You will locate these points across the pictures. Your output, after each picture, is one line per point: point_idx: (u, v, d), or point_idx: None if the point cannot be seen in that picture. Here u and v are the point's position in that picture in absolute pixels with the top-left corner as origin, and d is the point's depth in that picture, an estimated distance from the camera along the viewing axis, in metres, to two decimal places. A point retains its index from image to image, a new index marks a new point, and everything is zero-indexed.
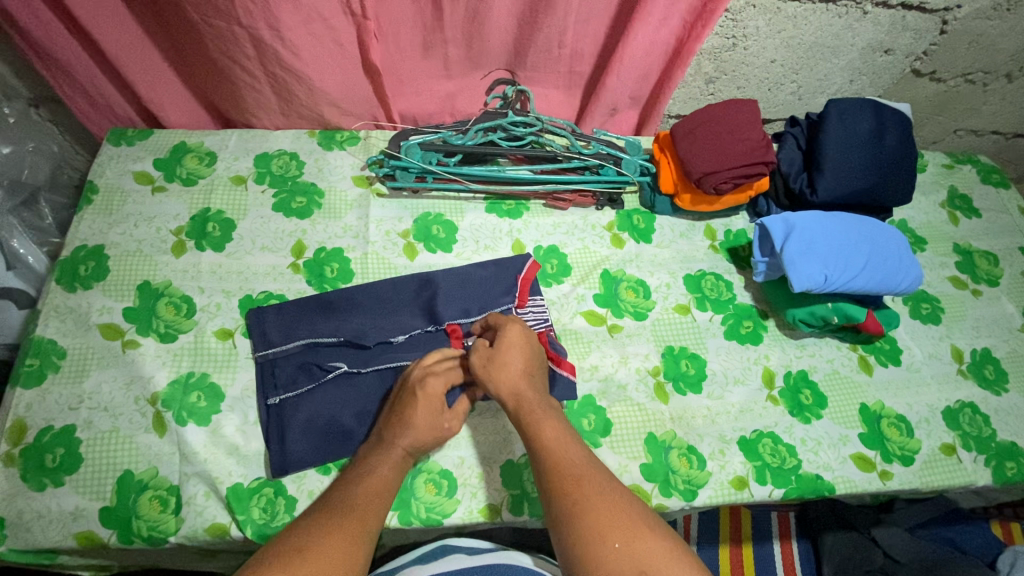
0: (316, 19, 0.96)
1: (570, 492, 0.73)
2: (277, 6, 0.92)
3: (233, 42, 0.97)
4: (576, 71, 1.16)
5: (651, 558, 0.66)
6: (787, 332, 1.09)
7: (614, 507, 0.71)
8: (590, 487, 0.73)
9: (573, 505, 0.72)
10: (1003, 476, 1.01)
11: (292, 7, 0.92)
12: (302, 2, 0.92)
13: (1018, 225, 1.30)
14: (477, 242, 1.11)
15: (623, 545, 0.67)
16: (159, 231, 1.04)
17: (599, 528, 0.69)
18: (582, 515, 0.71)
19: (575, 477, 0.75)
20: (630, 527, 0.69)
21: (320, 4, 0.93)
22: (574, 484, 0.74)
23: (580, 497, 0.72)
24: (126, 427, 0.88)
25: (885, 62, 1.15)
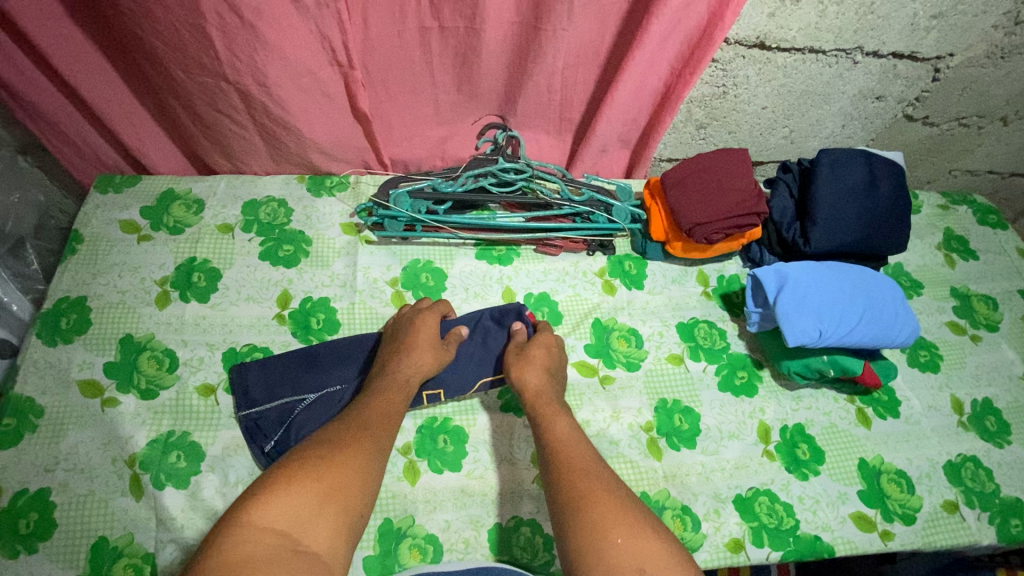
0: (302, 71, 0.95)
1: (579, 482, 0.74)
2: (265, 62, 0.92)
3: (220, 96, 0.98)
4: (567, 117, 1.16)
5: (652, 558, 0.64)
6: (783, 383, 1.06)
7: (619, 502, 0.71)
8: (597, 480, 0.74)
9: (578, 498, 0.72)
10: (1007, 534, 0.98)
11: (278, 61, 0.92)
12: (289, 57, 0.93)
13: (1016, 268, 1.28)
14: (467, 291, 1.10)
15: (625, 541, 0.66)
16: (143, 282, 1.03)
17: (602, 522, 0.68)
18: (587, 508, 0.70)
19: (585, 471, 0.75)
20: (634, 523, 0.68)
21: (307, 58, 0.94)
22: (582, 476, 0.75)
23: (588, 488, 0.73)
24: (103, 490, 0.86)
25: (877, 108, 1.15)
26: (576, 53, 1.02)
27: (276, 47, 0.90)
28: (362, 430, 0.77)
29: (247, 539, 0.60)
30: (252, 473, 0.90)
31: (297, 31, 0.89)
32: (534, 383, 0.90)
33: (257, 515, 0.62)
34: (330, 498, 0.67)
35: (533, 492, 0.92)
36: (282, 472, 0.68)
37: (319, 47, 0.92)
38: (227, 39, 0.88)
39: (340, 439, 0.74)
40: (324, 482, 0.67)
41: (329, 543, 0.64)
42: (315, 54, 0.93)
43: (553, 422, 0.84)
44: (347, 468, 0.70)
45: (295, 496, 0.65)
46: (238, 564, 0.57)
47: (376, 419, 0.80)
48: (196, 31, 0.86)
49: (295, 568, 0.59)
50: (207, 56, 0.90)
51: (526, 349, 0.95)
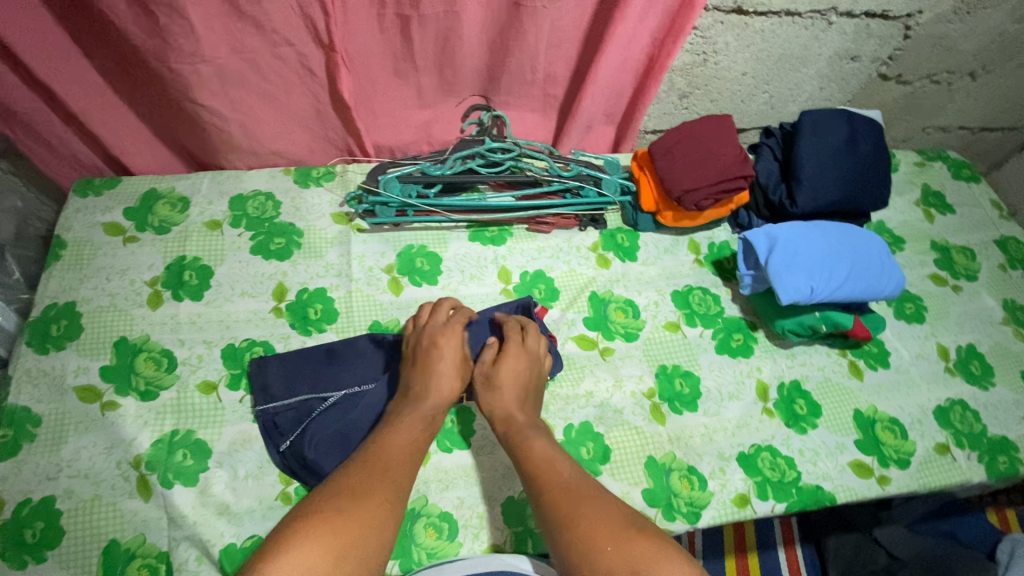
0: (280, 40, 0.94)
1: (562, 505, 0.73)
2: (240, 32, 0.92)
3: (199, 81, 0.96)
4: (551, 94, 1.16)
5: (644, 560, 0.63)
6: (777, 342, 1.09)
7: (603, 512, 0.71)
8: (579, 498, 0.73)
9: (562, 514, 0.71)
10: (997, 471, 1.02)
11: (255, 29, 0.92)
12: (266, 27, 0.92)
13: (991, 218, 1.33)
14: (462, 273, 1.10)
15: (614, 548, 0.65)
16: (133, 283, 1.01)
17: (589, 534, 0.68)
18: (573, 525, 0.69)
19: (564, 489, 0.75)
20: (622, 530, 0.68)
21: (287, 31, 0.93)
22: (564, 494, 0.74)
23: (569, 506, 0.72)
24: (110, 494, 0.85)
25: (852, 68, 1.17)
26: (559, 28, 1.01)
27: (251, 15, 0.89)
28: (381, 478, 0.73)
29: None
30: (261, 466, 0.89)
31: (275, 7, 0.88)
32: (505, 411, 0.87)
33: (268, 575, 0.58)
34: (346, 559, 0.62)
35: None
36: (295, 526, 0.64)
37: (299, 23, 0.92)
38: (202, 13, 0.87)
39: (357, 487, 0.71)
40: (341, 539, 0.64)
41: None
42: (296, 28, 0.92)
43: (530, 446, 0.83)
44: (366, 523, 0.67)
45: (311, 558, 0.61)
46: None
47: (396, 464, 0.77)
48: (172, 13, 0.84)
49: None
50: (184, 39, 0.88)
51: (492, 374, 0.90)
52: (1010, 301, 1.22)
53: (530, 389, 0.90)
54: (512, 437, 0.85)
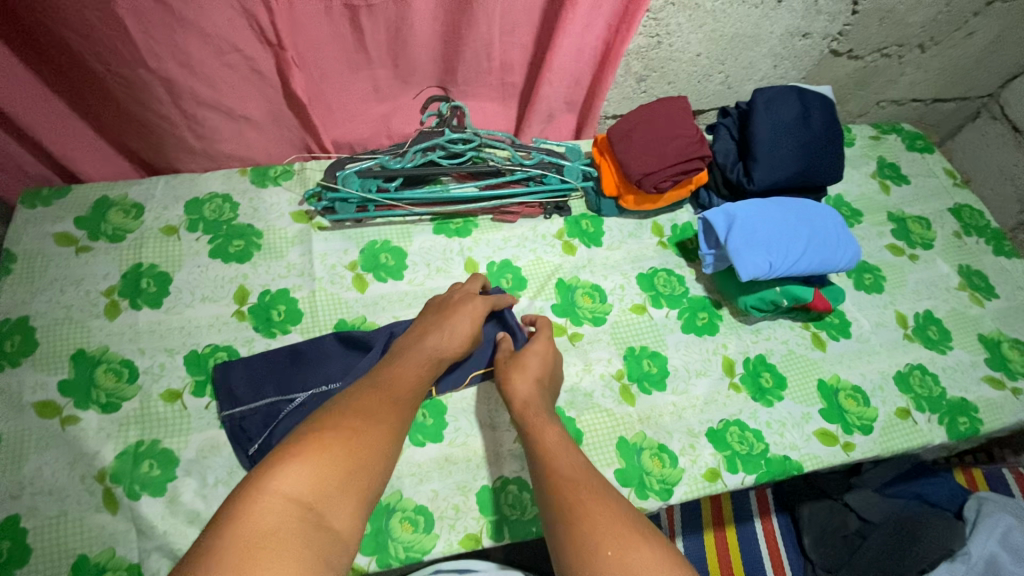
0: (227, 47, 0.93)
1: (569, 496, 0.71)
2: (185, 44, 0.90)
3: (142, 84, 0.94)
4: (508, 82, 1.15)
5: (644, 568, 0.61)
6: (741, 319, 1.11)
7: (610, 510, 0.69)
8: (585, 490, 0.72)
9: (570, 509, 0.70)
10: (957, 431, 1.05)
11: (199, 38, 0.90)
12: (210, 37, 0.90)
13: (945, 187, 1.37)
14: (428, 266, 1.10)
15: (616, 552, 0.63)
16: (88, 294, 0.98)
17: (593, 534, 0.66)
18: (578, 520, 0.68)
19: (574, 482, 0.73)
20: (626, 532, 0.65)
21: (231, 35, 0.91)
22: (572, 487, 0.72)
23: (577, 500, 0.71)
24: (75, 509, 0.83)
25: (804, 45, 1.19)
26: (511, 14, 1.01)
27: (193, 23, 0.87)
28: (390, 409, 0.75)
29: (265, 506, 0.57)
30: (230, 472, 0.88)
31: (216, 9, 0.87)
32: (524, 394, 0.88)
33: (282, 483, 0.60)
34: (355, 477, 0.64)
35: (516, 452, 0.94)
36: (310, 441, 0.65)
37: (244, 24, 0.90)
38: (142, 22, 0.85)
39: (368, 412, 0.72)
40: (352, 459, 0.65)
41: (349, 522, 0.61)
42: (240, 30, 0.91)
43: (545, 432, 0.83)
44: (375, 446, 0.68)
45: (321, 471, 0.62)
46: (263, 535, 0.55)
47: (404, 399, 0.78)
48: (107, 17, 0.83)
49: (316, 543, 0.57)
50: (122, 43, 0.86)
51: (520, 359, 0.93)
52: (964, 266, 1.26)
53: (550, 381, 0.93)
54: (527, 420, 0.85)
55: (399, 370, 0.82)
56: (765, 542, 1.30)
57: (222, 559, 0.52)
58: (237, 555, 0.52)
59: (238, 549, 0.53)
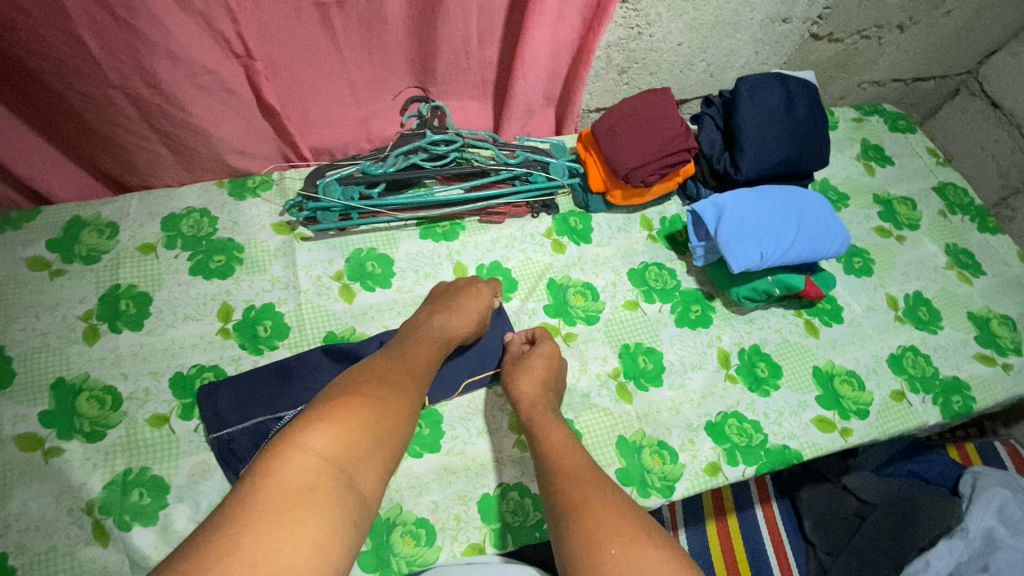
0: (198, 70, 0.90)
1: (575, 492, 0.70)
2: (150, 61, 0.86)
3: (108, 102, 0.91)
4: (488, 80, 1.13)
5: (647, 566, 0.61)
6: (734, 310, 1.11)
7: (615, 507, 0.68)
8: (591, 488, 0.71)
9: (575, 506, 0.69)
10: (951, 410, 1.06)
11: (167, 60, 0.87)
12: (178, 58, 0.87)
13: (928, 167, 1.37)
14: (416, 272, 1.07)
15: (619, 551, 0.62)
16: (64, 320, 0.94)
17: (597, 530, 0.65)
18: (583, 515, 0.67)
19: (581, 478, 0.73)
20: (630, 528, 0.65)
21: (199, 53, 0.88)
22: (579, 483, 0.72)
23: (583, 495, 0.70)
24: (64, 544, 0.80)
25: (785, 30, 1.18)
26: (487, 10, 0.98)
27: (159, 45, 0.84)
28: (410, 377, 0.75)
29: (299, 463, 0.58)
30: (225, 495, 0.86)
31: (182, 27, 0.84)
32: (532, 395, 0.88)
33: (315, 441, 0.60)
34: (382, 441, 0.65)
35: (515, 457, 0.93)
36: (341, 402, 0.65)
37: (210, 39, 0.87)
38: (103, 42, 0.82)
39: (392, 379, 0.72)
40: (380, 424, 0.66)
41: (375, 484, 0.62)
42: (207, 46, 0.88)
43: (552, 430, 0.83)
44: (399, 412, 0.69)
45: (350, 432, 0.62)
46: (298, 492, 0.56)
47: (421, 369, 0.78)
48: (66, 36, 0.79)
49: (345, 502, 0.58)
50: (83, 61, 0.83)
51: (526, 357, 0.92)
52: (951, 245, 1.26)
53: (557, 380, 0.92)
54: (535, 421, 0.85)
55: (414, 345, 0.82)
56: (767, 529, 1.31)
57: (257, 514, 0.53)
58: (272, 508, 0.54)
59: (276, 503, 0.54)
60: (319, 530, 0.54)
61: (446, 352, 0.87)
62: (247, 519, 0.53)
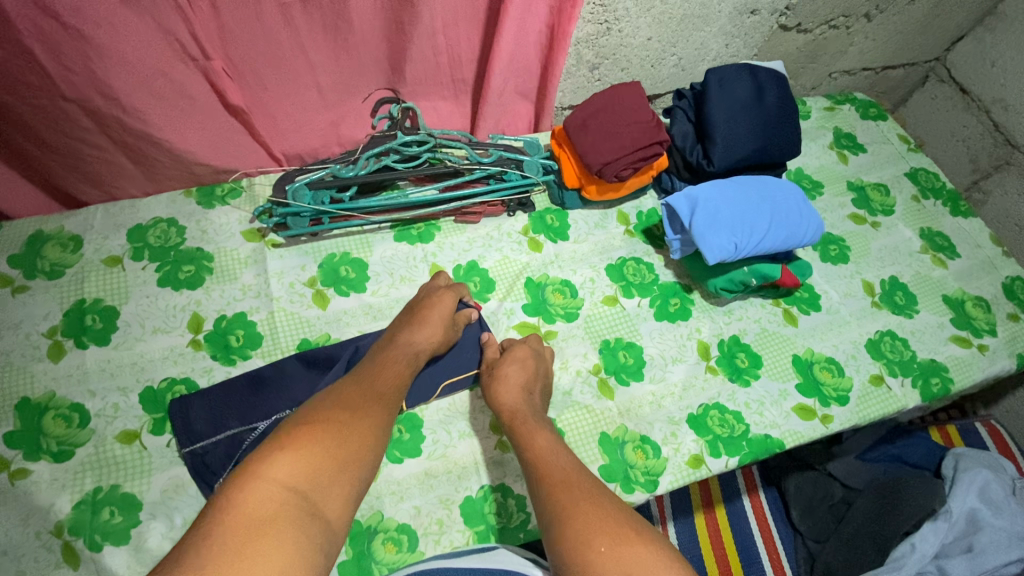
0: (149, 70, 0.87)
1: (561, 491, 0.71)
2: (106, 71, 0.85)
3: (62, 114, 0.89)
4: (459, 79, 1.12)
5: (635, 564, 0.62)
6: (713, 302, 1.11)
7: (601, 506, 0.68)
8: (575, 485, 0.72)
9: (562, 509, 0.69)
10: (929, 393, 1.07)
11: (119, 64, 0.85)
12: (129, 59, 0.85)
13: (900, 153, 1.38)
14: (392, 275, 1.06)
15: (609, 549, 0.63)
16: (28, 337, 0.92)
17: (586, 531, 0.65)
18: (568, 519, 0.67)
19: (566, 482, 0.72)
20: (615, 525, 0.66)
21: (151, 56, 0.86)
22: (564, 488, 0.71)
23: (568, 497, 0.70)
24: (33, 568, 0.78)
25: (753, 22, 1.18)
26: (453, 9, 0.97)
27: (110, 48, 0.82)
28: (377, 400, 0.75)
29: (261, 494, 0.58)
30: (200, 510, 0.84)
31: (133, 30, 0.82)
32: (511, 403, 0.86)
33: (277, 472, 0.61)
34: (347, 466, 0.65)
35: (496, 458, 0.92)
36: (304, 433, 0.65)
37: (163, 41, 0.85)
38: (51, 51, 0.80)
39: (357, 403, 0.72)
40: (345, 449, 0.66)
41: (340, 510, 0.63)
42: (161, 52, 0.86)
43: (533, 437, 0.81)
44: (365, 436, 0.69)
45: (315, 461, 0.63)
46: (260, 522, 0.56)
47: (388, 389, 0.78)
48: (11, 46, 0.77)
49: (309, 529, 0.58)
50: (32, 73, 0.81)
51: (500, 366, 0.90)
52: (925, 230, 1.27)
53: (535, 385, 0.90)
54: (518, 431, 0.83)
55: (379, 366, 0.81)
56: (755, 519, 1.31)
57: (218, 548, 0.53)
58: (240, 542, 0.54)
59: (242, 536, 0.55)
60: (284, 558, 0.55)
61: (416, 369, 0.86)
62: (210, 550, 0.53)
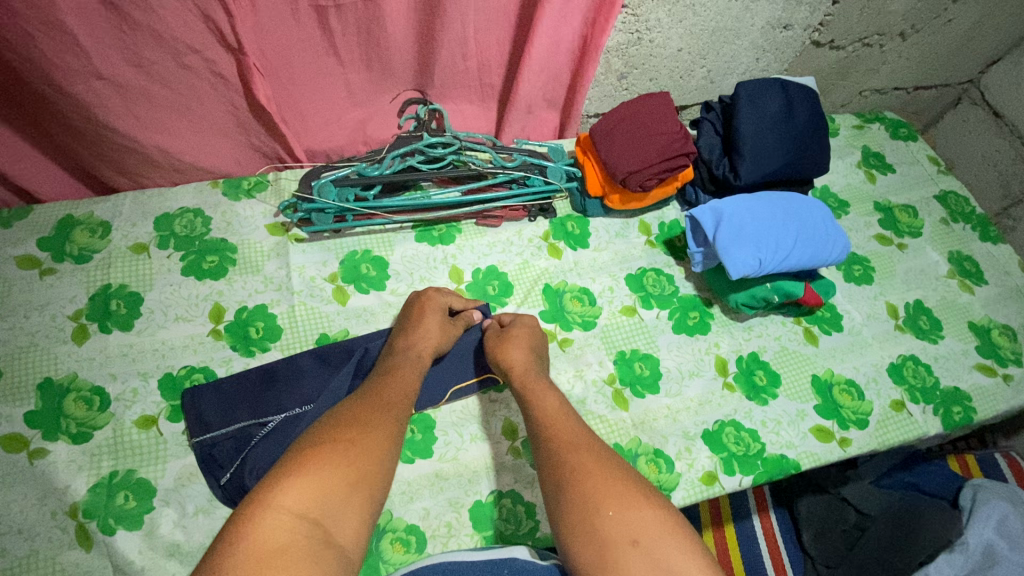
0: (183, 48, 0.88)
1: (570, 457, 0.69)
2: (139, 42, 0.85)
3: (96, 100, 0.90)
4: (487, 84, 1.12)
5: (644, 528, 0.60)
6: (732, 316, 1.09)
7: (609, 471, 0.66)
8: (584, 452, 0.69)
9: (570, 471, 0.67)
10: (951, 421, 1.05)
11: (152, 41, 0.85)
12: (162, 34, 0.85)
13: (930, 175, 1.36)
14: (412, 275, 1.06)
15: (616, 512, 0.61)
16: (54, 319, 0.93)
17: (592, 496, 0.64)
18: (576, 483, 0.66)
19: (573, 444, 0.71)
20: (624, 491, 0.64)
21: (184, 34, 0.86)
22: (572, 448, 0.70)
23: (577, 461, 0.68)
24: (47, 547, 0.79)
25: (786, 37, 1.17)
26: (485, 13, 0.97)
27: (145, 26, 0.82)
28: (387, 411, 0.72)
29: (271, 523, 0.55)
30: (211, 499, 0.85)
31: (171, 13, 0.82)
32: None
33: (285, 498, 0.57)
34: (359, 486, 0.62)
35: (508, 463, 0.92)
36: (312, 453, 0.62)
37: (200, 27, 0.86)
38: (90, 30, 0.81)
39: (365, 417, 0.69)
40: (355, 468, 0.63)
41: (355, 533, 0.59)
42: (196, 32, 0.86)
43: (545, 396, 0.80)
44: (375, 450, 0.66)
45: (325, 481, 0.60)
46: (268, 555, 0.52)
47: (397, 400, 0.75)
48: (51, 32, 0.78)
49: (324, 560, 0.55)
50: (71, 57, 0.82)
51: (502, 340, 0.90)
52: (952, 254, 1.25)
53: None
54: (528, 389, 0.82)
55: (387, 378, 0.79)
56: (764, 539, 1.29)
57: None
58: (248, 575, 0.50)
59: (251, 566, 0.51)
60: None
61: (423, 369, 0.85)
62: None
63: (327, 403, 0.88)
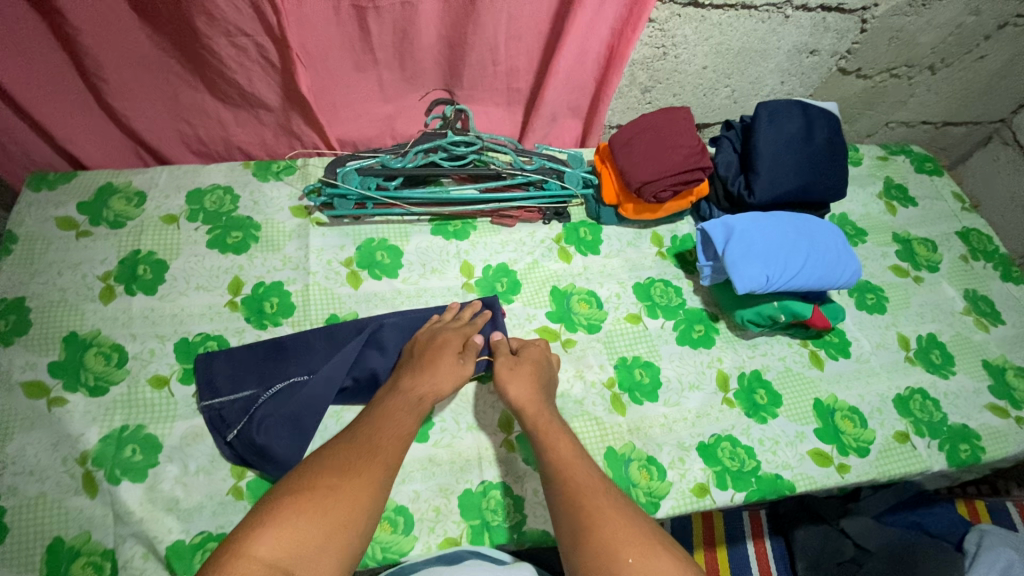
0: (235, 31, 0.92)
1: (583, 503, 0.71)
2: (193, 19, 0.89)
3: (150, 46, 0.95)
4: (514, 88, 1.15)
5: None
6: (738, 333, 1.10)
7: (627, 519, 0.68)
8: (602, 497, 0.71)
9: (587, 518, 0.69)
10: (957, 459, 1.02)
11: (205, 19, 0.89)
12: (216, 16, 0.89)
13: (953, 211, 1.34)
14: (424, 266, 1.09)
15: (636, 560, 0.64)
16: (85, 278, 0.98)
17: (610, 541, 0.66)
18: (592, 526, 0.68)
19: (588, 489, 0.72)
20: (645, 542, 0.66)
21: (234, 17, 0.90)
22: (589, 494, 0.72)
23: (592, 507, 0.70)
24: (54, 491, 0.82)
25: (812, 63, 1.18)
26: (517, 21, 1.01)
27: (199, 3, 0.87)
28: (375, 457, 0.72)
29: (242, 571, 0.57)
30: (213, 460, 0.88)
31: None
32: (516, 405, 0.87)
33: (259, 547, 0.59)
34: (336, 534, 0.63)
35: (501, 456, 0.93)
36: (291, 500, 0.64)
37: (252, 14, 0.90)
38: None
39: (352, 463, 0.70)
40: (334, 517, 0.64)
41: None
42: (247, 18, 0.90)
43: (557, 441, 0.80)
44: (360, 502, 0.67)
45: (302, 530, 0.62)
46: None
47: (387, 444, 0.75)
48: None
49: None
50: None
51: (514, 360, 0.92)
52: (971, 291, 1.23)
53: (549, 381, 0.92)
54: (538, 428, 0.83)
55: (379, 412, 0.81)
56: (757, 565, 1.27)
57: None
58: None
59: None
60: None
61: (442, 375, 0.87)
62: None
63: (332, 371, 0.91)
